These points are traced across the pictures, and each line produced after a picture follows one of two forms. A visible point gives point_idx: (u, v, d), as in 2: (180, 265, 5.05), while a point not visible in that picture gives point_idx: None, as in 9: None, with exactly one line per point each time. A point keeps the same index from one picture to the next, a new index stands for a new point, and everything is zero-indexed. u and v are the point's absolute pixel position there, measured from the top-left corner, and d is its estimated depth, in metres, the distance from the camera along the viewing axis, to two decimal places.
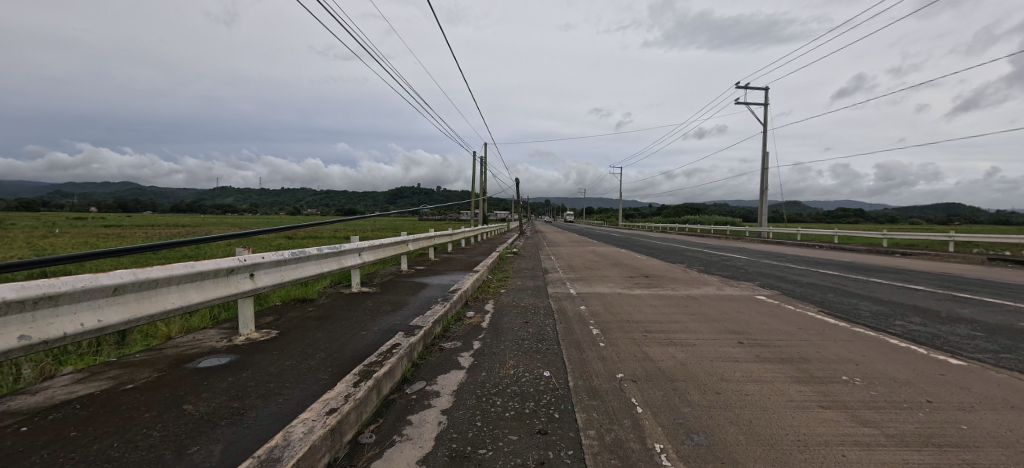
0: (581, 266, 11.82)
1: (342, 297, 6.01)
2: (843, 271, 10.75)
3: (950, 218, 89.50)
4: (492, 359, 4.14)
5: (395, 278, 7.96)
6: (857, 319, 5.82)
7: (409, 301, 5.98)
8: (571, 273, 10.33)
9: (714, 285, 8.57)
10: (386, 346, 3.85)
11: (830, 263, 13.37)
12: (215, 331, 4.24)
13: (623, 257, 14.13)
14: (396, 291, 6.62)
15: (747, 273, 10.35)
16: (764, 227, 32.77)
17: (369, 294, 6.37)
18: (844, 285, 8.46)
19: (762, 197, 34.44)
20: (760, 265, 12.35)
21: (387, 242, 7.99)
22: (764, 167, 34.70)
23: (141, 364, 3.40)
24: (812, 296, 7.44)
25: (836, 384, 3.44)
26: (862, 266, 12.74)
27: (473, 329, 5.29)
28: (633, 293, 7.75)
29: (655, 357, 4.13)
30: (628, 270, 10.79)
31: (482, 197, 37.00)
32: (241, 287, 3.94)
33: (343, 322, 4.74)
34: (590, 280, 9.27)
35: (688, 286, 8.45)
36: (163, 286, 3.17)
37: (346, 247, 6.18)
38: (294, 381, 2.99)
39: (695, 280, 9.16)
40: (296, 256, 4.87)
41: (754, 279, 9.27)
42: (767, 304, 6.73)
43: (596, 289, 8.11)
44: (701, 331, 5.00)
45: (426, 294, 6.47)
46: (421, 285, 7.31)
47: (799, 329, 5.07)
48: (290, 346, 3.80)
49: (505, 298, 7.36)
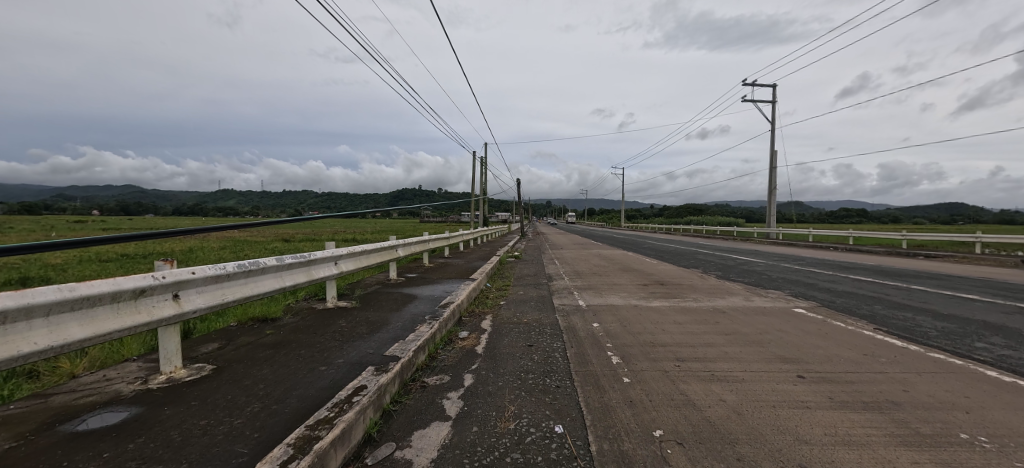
0: (587, 272, 10.88)
1: (313, 316, 5.08)
2: (878, 278, 9.74)
3: (958, 218, 88.15)
4: (487, 404, 3.19)
5: (380, 289, 7.00)
6: (926, 339, 4.85)
7: (391, 319, 5.04)
8: (578, 280, 9.37)
9: (740, 295, 7.62)
10: (345, 393, 2.91)
11: (856, 267, 12.39)
12: (134, 369, 3.32)
13: (632, 261, 13.18)
14: (378, 306, 5.69)
15: (773, 280, 9.37)
16: (773, 228, 31.73)
17: (346, 310, 5.43)
18: (889, 295, 7.48)
19: (771, 197, 33.46)
20: (782, 270, 11.38)
21: (372, 248, 7.04)
22: (772, 167, 33.70)
23: (3, 424, 2.47)
24: (858, 309, 6.47)
25: (960, 451, 2.48)
26: (893, 270, 11.74)
27: (465, 356, 4.34)
28: (651, 305, 6.80)
29: (698, 400, 3.18)
30: (640, 277, 9.83)
31: (482, 198, 36.25)
32: (156, 314, 3.00)
33: (302, 351, 3.79)
34: (600, 289, 8.32)
35: (711, 296, 7.49)
36: (19, 321, 2.22)
37: (317, 255, 5.22)
38: (194, 462, 2.06)
39: (718, 289, 8.19)
40: (245, 269, 3.92)
41: (783, 288, 8.29)
42: (811, 319, 5.77)
43: (608, 300, 7.17)
44: (747, 358, 4.05)
45: (413, 310, 5.53)
46: (408, 298, 6.38)
47: (865, 357, 4.13)
48: (218, 394, 2.87)
49: (505, 311, 6.44)
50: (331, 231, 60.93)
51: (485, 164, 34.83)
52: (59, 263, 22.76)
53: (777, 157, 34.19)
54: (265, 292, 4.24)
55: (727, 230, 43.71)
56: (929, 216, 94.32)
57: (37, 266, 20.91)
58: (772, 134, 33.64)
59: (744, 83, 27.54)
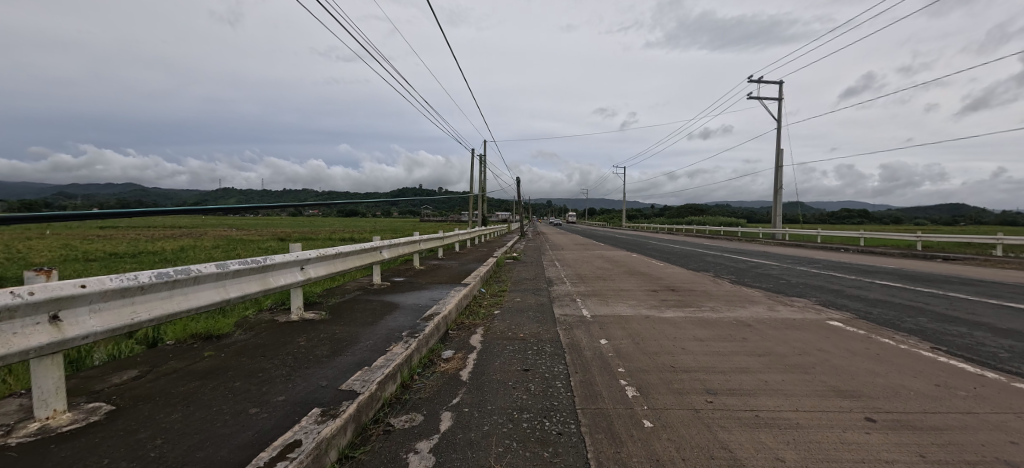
0: (589, 275, 10.09)
1: (270, 333, 4.28)
2: (908, 283, 8.92)
3: (963, 219, 87.18)
4: (466, 463, 2.38)
5: (359, 298, 6.21)
6: (999, 363, 4.06)
7: (361, 336, 4.24)
8: (581, 286, 8.56)
9: (762, 303, 6.81)
10: (267, 455, 2.09)
11: (878, 270, 11.57)
12: (9, 412, 2.56)
13: (637, 264, 12.37)
14: (351, 318, 4.92)
15: (794, 286, 8.54)
16: (780, 228, 30.85)
17: (311, 324, 4.64)
18: (929, 305, 6.68)
19: (777, 197, 32.65)
20: (800, 274, 10.55)
21: (351, 250, 6.25)
22: (778, 167, 32.95)
23: None
24: (900, 321, 5.69)
25: None
26: (919, 274, 10.90)
27: (445, 385, 3.54)
28: (664, 315, 6.01)
29: (745, 457, 2.38)
30: (648, 282, 9.02)
31: (481, 197, 35.53)
32: (17, 343, 2.19)
33: (235, 384, 2.98)
34: (605, 295, 7.52)
35: (730, 305, 6.71)
36: None
37: (276, 259, 4.42)
38: None
39: (736, 296, 7.37)
40: (169, 279, 3.13)
41: (807, 295, 7.50)
42: (853, 336, 4.95)
43: (616, 309, 6.38)
44: (795, 394, 3.24)
45: (390, 324, 4.73)
46: (388, 308, 5.58)
47: (941, 390, 3.32)
48: (93, 455, 2.08)
49: (498, 322, 5.66)
50: (329, 230, 60.23)
51: (484, 162, 34.08)
52: (43, 263, 22.08)
53: (784, 156, 33.38)
54: (201, 307, 3.44)
55: (731, 230, 42.98)
56: (934, 217, 93.41)
57: (18, 266, 20.20)
58: (778, 133, 32.89)
59: (749, 80, 26.72)
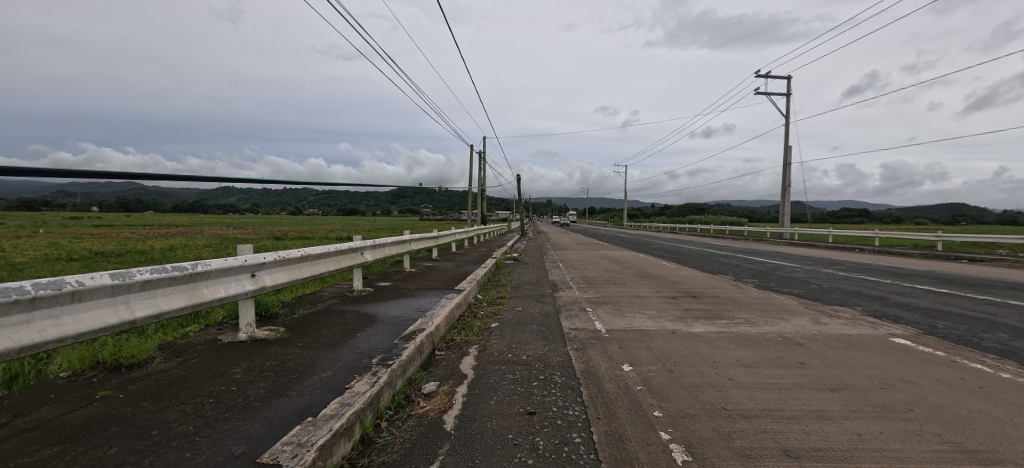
0: (597, 279, 9.13)
1: (200, 361, 3.34)
2: (955, 289, 7.97)
3: (968, 218, 86.17)
4: None
5: (332, 308, 5.26)
6: None
7: (318, 365, 3.28)
8: (590, 291, 7.61)
9: (802, 314, 5.86)
10: None
11: (911, 273, 10.58)
12: None
13: (647, 266, 11.38)
14: (314, 337, 3.98)
15: (829, 292, 7.58)
16: (788, 227, 29.81)
17: (262, 346, 3.70)
18: (996, 315, 5.75)
19: (784, 196, 31.60)
20: (828, 278, 9.57)
21: (325, 252, 5.30)
22: (785, 164, 32.01)
23: None
24: (976, 338, 4.75)
25: None
26: (958, 277, 9.92)
27: (421, 440, 2.58)
28: (693, 330, 5.05)
29: None
30: (664, 287, 8.06)
31: (479, 195, 34.67)
32: None
33: (106, 453, 2.03)
34: (618, 303, 6.57)
35: (765, 315, 5.78)
36: None
37: (212, 265, 3.47)
38: None
39: (769, 305, 6.41)
40: (25, 298, 2.15)
41: (848, 303, 6.56)
42: (933, 360, 4.01)
43: (634, 321, 5.43)
44: (911, 459, 2.31)
45: (362, 345, 3.78)
46: (364, 322, 4.61)
47: None
48: None
49: (496, 339, 4.73)
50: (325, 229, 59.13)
51: (483, 160, 33.11)
52: (22, 262, 21.15)
53: (792, 153, 32.28)
54: (82, 334, 2.47)
55: (737, 229, 42.02)
56: (938, 216, 92.41)
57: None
58: (786, 129, 31.79)
59: (755, 75, 25.17)
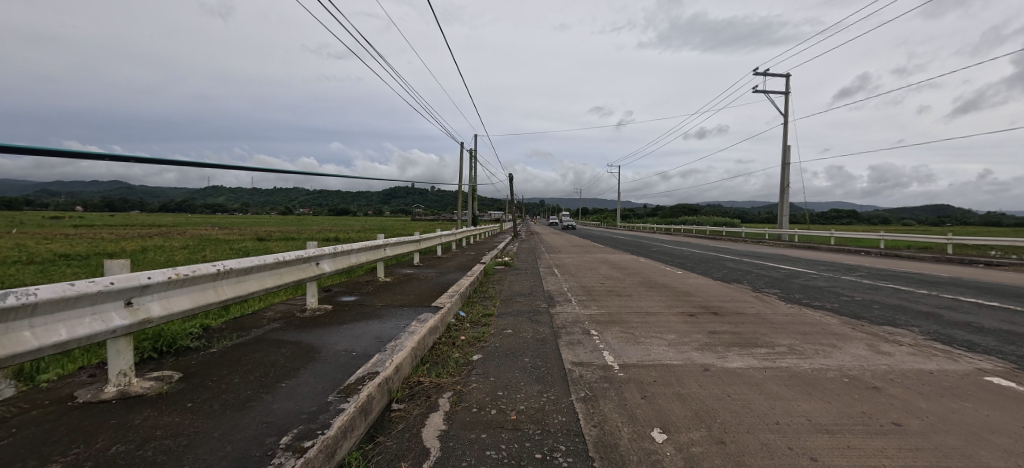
0: (599, 289, 8.00)
1: (9, 445, 2.15)
2: (1005, 302, 7.02)
3: (957, 219, 86.85)
4: None
5: (268, 336, 4.10)
6: None
7: (190, 454, 2.10)
8: (592, 306, 6.50)
9: (853, 340, 4.78)
10: None
11: (940, 281, 9.60)
12: None
13: (652, 273, 10.30)
14: (215, 392, 2.81)
15: (868, 308, 6.54)
16: (786, 229, 29.12)
17: (128, 412, 2.51)
18: None
19: (783, 197, 30.87)
20: (854, 287, 8.57)
21: (257, 264, 4.09)
22: (783, 165, 31.42)
23: None
24: None
25: None
26: (995, 286, 8.94)
27: None
28: (729, 365, 3.95)
29: None
30: (677, 300, 6.97)
31: (471, 196, 33.65)
32: None
33: None
34: (628, 323, 5.46)
35: (810, 341, 4.72)
36: None
37: (41, 292, 2.27)
38: None
39: (808, 326, 5.33)
40: None
41: (899, 323, 5.55)
42: None
43: (653, 351, 4.34)
44: None
45: (277, 407, 2.60)
46: (299, 360, 3.44)
47: None
48: None
49: (477, 381, 3.58)
50: (313, 229, 57.58)
51: (474, 159, 32.20)
52: None
53: (790, 153, 31.60)
54: None
55: (733, 230, 41.36)
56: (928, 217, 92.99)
57: None
58: (783, 129, 31.19)
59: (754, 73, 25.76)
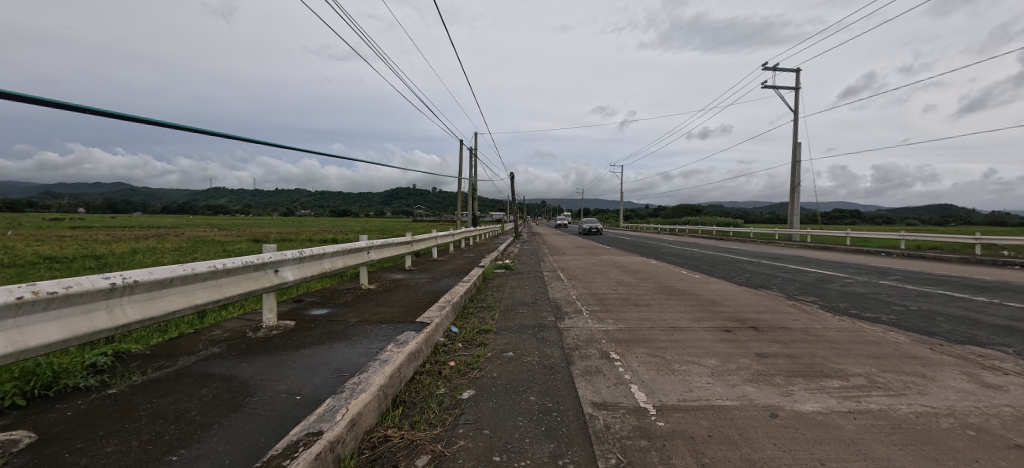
0: (612, 298, 7.02)
1: None
2: None
3: (965, 219, 85.57)
4: None
5: (195, 369, 3.14)
6: None
7: None
8: (608, 319, 5.53)
9: (942, 368, 3.80)
10: None
11: (992, 286, 8.60)
12: None
13: (668, 278, 9.31)
14: None
15: (933, 321, 5.53)
16: (798, 229, 28.14)
17: None
18: None
19: (793, 196, 29.85)
20: (901, 295, 7.55)
21: (179, 274, 3.11)
22: (793, 164, 30.47)
23: None
24: None
25: None
26: None
27: None
28: (801, 407, 2.98)
29: None
30: (706, 311, 6.00)
31: (470, 195, 32.76)
32: None
33: None
34: (655, 343, 4.48)
35: (890, 369, 3.74)
36: None
37: None
38: None
39: (877, 348, 4.35)
40: None
41: (984, 342, 4.56)
42: None
43: (694, 384, 3.37)
44: None
45: None
46: (218, 411, 2.48)
47: None
48: None
49: (464, 435, 2.60)
50: (312, 230, 56.69)
51: (474, 157, 31.34)
52: None
53: (802, 150, 30.57)
54: None
55: (741, 230, 40.29)
56: (935, 216, 91.60)
57: None
58: (794, 126, 30.17)
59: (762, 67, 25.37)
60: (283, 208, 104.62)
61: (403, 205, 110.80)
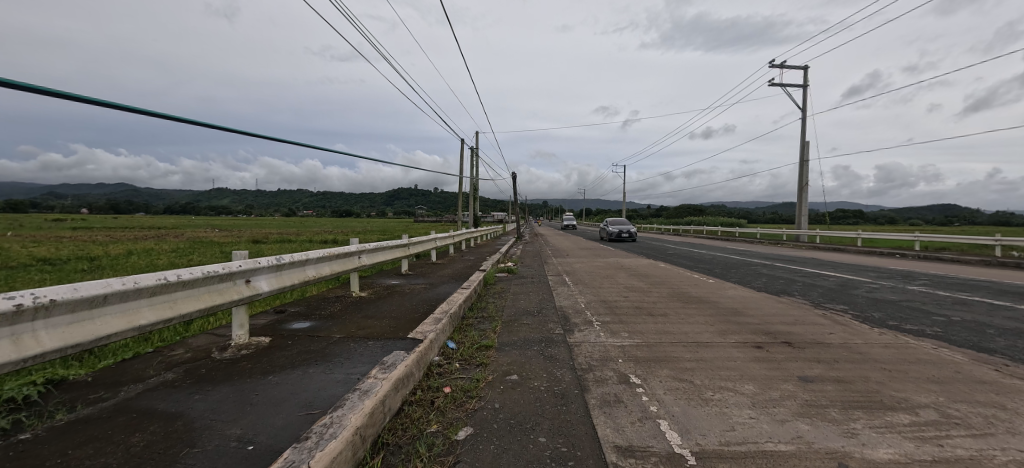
0: (624, 306, 6.45)
1: None
2: None
3: (971, 219, 84.68)
4: None
5: (135, 405, 2.61)
6: None
7: None
8: (622, 333, 4.98)
9: (1022, 396, 3.24)
10: None
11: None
12: None
13: (680, 283, 8.76)
14: None
15: (985, 335, 4.96)
16: (805, 229, 27.55)
17: None
18: None
19: (801, 196, 29.27)
20: (935, 302, 6.98)
21: (114, 291, 2.58)
22: (800, 162, 29.86)
23: None
24: None
25: None
26: None
27: None
28: (873, 454, 2.43)
29: None
30: (730, 322, 5.43)
31: (471, 196, 32.24)
32: None
33: None
34: (680, 363, 3.92)
35: (962, 399, 3.17)
36: None
37: None
38: None
39: (935, 370, 3.78)
40: None
41: None
42: None
43: (735, 420, 2.82)
44: None
45: None
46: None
47: None
48: None
49: None
50: (312, 230, 56.14)
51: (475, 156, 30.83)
52: None
53: (809, 149, 29.97)
54: None
55: (746, 230, 39.73)
56: (941, 216, 90.72)
57: None
58: (801, 124, 29.57)
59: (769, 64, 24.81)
60: (284, 209, 104.16)
61: (405, 205, 110.25)
